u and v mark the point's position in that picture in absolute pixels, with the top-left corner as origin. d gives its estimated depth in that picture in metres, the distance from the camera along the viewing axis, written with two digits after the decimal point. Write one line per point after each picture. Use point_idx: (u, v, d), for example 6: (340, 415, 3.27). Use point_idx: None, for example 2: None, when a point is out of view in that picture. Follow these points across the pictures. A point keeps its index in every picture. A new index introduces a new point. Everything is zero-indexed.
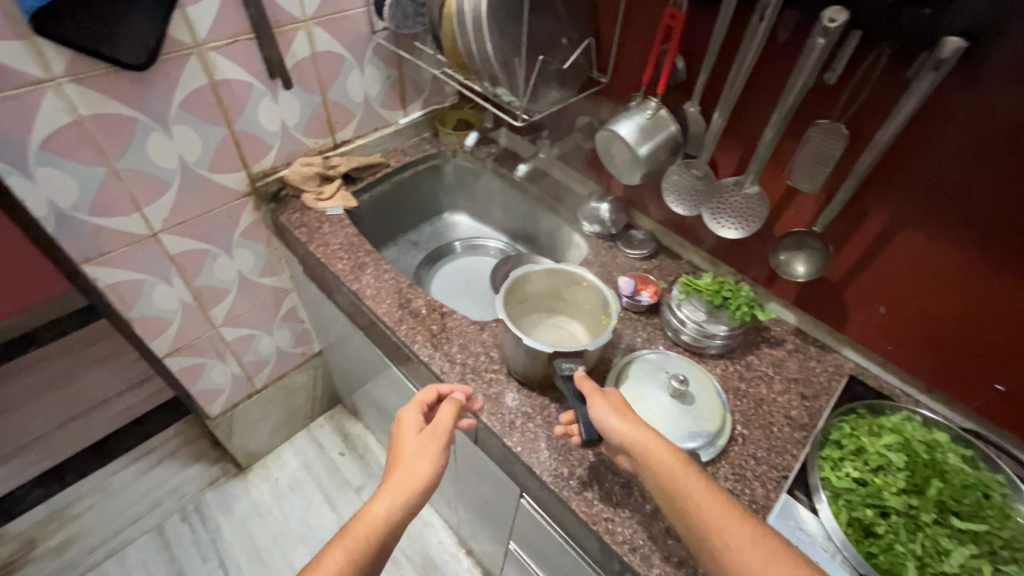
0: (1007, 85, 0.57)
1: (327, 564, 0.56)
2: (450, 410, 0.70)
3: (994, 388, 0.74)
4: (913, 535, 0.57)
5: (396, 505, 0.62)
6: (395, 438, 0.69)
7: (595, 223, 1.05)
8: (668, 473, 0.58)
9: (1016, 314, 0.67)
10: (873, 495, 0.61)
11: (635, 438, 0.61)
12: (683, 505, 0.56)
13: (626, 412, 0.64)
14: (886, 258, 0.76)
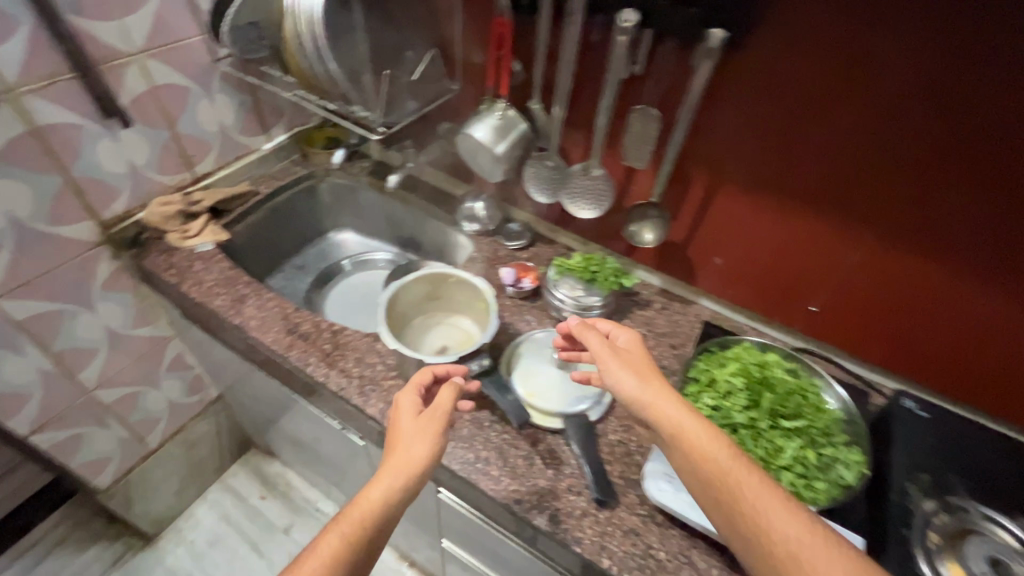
0: (766, 60, 0.71)
1: (321, 549, 0.55)
2: (450, 391, 0.69)
3: (810, 308, 0.90)
4: (757, 442, 0.69)
5: (393, 488, 0.60)
6: (394, 421, 0.68)
7: (474, 221, 1.12)
8: (701, 444, 0.56)
9: (814, 244, 0.83)
10: (724, 417, 0.71)
11: (663, 404, 0.60)
12: (721, 482, 0.54)
13: (649, 376, 0.64)
14: (713, 215, 0.89)
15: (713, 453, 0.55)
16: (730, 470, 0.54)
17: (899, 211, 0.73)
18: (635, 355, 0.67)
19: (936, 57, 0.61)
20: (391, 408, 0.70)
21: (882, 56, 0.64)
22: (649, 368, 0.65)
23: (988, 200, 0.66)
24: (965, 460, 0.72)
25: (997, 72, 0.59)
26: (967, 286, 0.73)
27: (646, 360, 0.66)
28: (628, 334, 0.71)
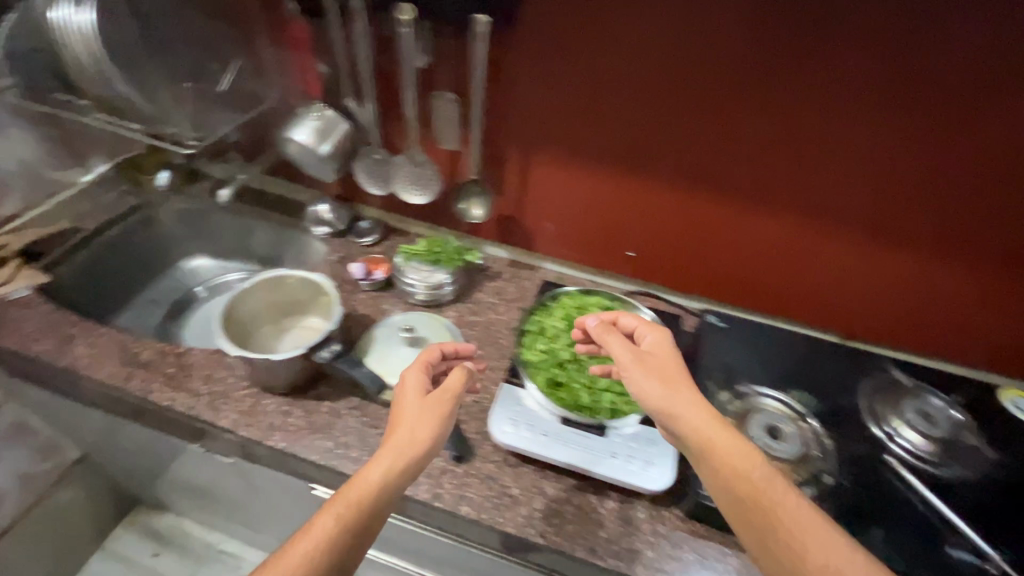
0: (540, 37, 0.81)
1: (316, 527, 0.56)
2: (459, 375, 0.72)
3: (630, 254, 1.02)
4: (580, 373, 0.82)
5: (391, 469, 0.62)
6: (399, 400, 0.70)
7: (323, 225, 1.13)
8: (733, 461, 0.59)
9: (625, 196, 0.94)
10: (553, 358, 0.84)
11: (693, 417, 0.63)
12: (752, 495, 0.58)
13: (681, 384, 0.66)
14: (535, 183, 0.98)
15: (743, 468, 0.59)
16: (765, 489, 0.58)
17: (690, 157, 0.86)
18: (662, 361, 0.69)
19: (678, 24, 0.75)
20: (396, 387, 0.72)
21: (637, 25, 0.77)
22: (679, 375, 0.67)
23: (751, 138, 0.82)
24: (754, 356, 0.88)
25: (739, 33, 0.74)
26: (753, 213, 0.89)
27: (673, 365, 0.68)
28: (658, 336, 0.73)
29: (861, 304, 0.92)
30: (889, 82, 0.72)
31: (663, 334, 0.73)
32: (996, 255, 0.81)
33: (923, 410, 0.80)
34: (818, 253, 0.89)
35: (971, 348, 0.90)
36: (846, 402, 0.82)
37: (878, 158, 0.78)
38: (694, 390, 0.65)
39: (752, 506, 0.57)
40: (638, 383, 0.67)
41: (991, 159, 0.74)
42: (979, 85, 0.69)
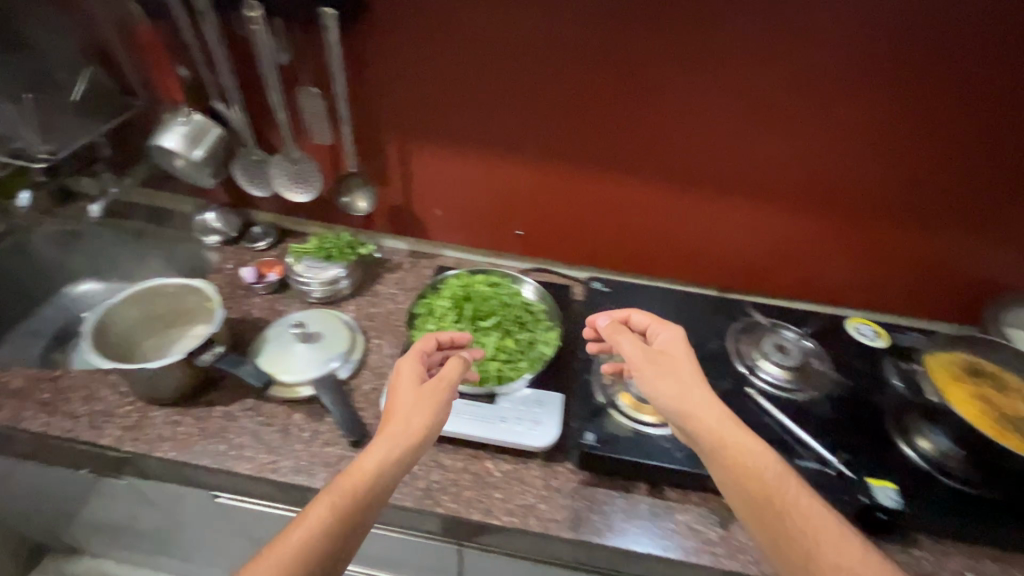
0: (397, 29, 0.84)
1: (313, 514, 0.56)
2: (455, 365, 0.73)
3: (519, 233, 1.06)
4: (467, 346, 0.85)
5: (386, 458, 0.62)
6: (394, 389, 0.70)
7: (213, 233, 1.10)
8: (745, 459, 0.62)
9: (507, 178, 0.99)
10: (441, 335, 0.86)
11: (707, 416, 0.65)
12: (760, 489, 0.60)
13: (695, 383, 0.68)
14: (420, 172, 1.00)
15: (755, 468, 0.61)
16: (776, 486, 0.60)
17: (570, 137, 0.91)
18: (674, 359, 0.71)
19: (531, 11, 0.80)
20: (391, 375, 0.72)
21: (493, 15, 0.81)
22: (691, 373, 0.70)
23: (625, 115, 0.87)
24: None
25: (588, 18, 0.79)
26: (634, 185, 0.95)
27: (686, 364, 0.71)
28: (670, 336, 0.74)
29: (729, 258, 1.01)
30: (734, 55, 0.80)
31: (677, 334, 0.75)
32: (843, 205, 0.91)
33: (779, 344, 0.89)
34: (695, 216, 0.97)
35: (832, 289, 1.02)
36: (714, 346, 0.90)
37: (735, 125, 0.86)
38: (706, 388, 0.68)
39: (757, 498, 0.59)
40: (650, 381, 0.69)
41: (826, 119, 0.83)
42: (807, 53, 0.78)
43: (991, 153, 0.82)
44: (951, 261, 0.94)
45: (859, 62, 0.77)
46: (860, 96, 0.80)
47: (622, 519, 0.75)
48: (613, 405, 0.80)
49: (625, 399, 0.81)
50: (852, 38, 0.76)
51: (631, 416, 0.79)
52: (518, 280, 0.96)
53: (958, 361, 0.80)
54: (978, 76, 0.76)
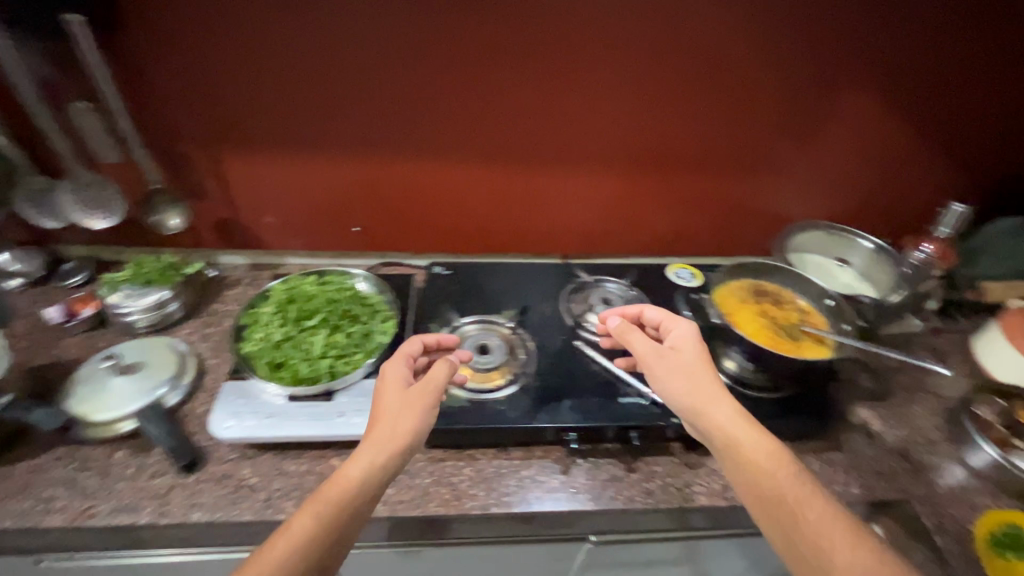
0: (166, 34, 0.80)
1: (296, 526, 0.58)
2: (444, 369, 0.72)
3: (359, 230, 1.06)
4: (296, 349, 0.83)
5: (372, 464, 0.62)
6: (380, 394, 0.70)
7: (12, 276, 0.99)
8: (755, 457, 0.63)
9: (333, 177, 0.98)
10: (269, 342, 0.84)
11: (721, 415, 0.67)
12: (769, 484, 0.62)
13: (704, 378, 0.70)
14: (238, 181, 0.97)
15: (769, 468, 0.62)
16: (786, 485, 0.62)
17: (385, 128, 0.92)
18: (685, 356, 0.73)
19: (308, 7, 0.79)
20: (377, 380, 0.73)
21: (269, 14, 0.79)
22: (700, 370, 0.71)
23: (431, 102, 0.89)
24: (469, 293, 0.97)
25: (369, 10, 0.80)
26: (461, 169, 0.98)
27: (698, 360, 0.72)
28: (681, 332, 0.75)
29: (563, 226, 1.08)
30: (519, 35, 0.83)
31: (687, 330, 0.75)
32: (650, 164, 1.00)
33: (604, 297, 0.96)
34: (523, 191, 1.02)
35: (658, 242, 1.12)
36: (547, 308, 0.95)
37: (538, 100, 0.90)
38: (718, 384, 0.70)
39: (756, 484, 0.62)
40: (662, 380, 0.71)
41: (616, 87, 0.90)
42: (583, 27, 0.83)
43: (757, 104, 0.93)
44: (746, 203, 1.07)
45: (630, 32, 0.84)
46: (639, 63, 0.87)
47: (469, 486, 0.77)
48: None
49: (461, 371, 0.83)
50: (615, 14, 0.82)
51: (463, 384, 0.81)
52: (351, 275, 0.97)
53: (745, 286, 0.91)
54: (731, 38, 0.85)
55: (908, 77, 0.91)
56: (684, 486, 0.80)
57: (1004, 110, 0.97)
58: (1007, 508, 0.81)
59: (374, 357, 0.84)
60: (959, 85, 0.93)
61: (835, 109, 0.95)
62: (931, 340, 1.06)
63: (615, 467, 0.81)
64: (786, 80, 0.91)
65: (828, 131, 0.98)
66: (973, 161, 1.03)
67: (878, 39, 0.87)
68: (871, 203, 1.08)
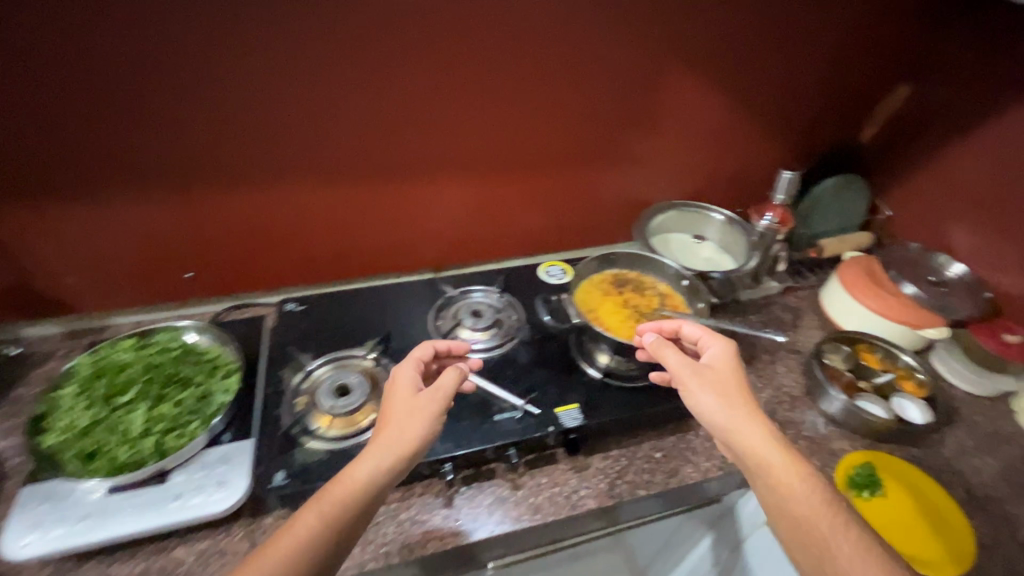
0: None
1: (298, 525, 0.56)
2: (453, 376, 0.68)
3: (191, 276, 0.94)
4: (111, 433, 0.71)
5: (378, 469, 0.60)
6: (390, 399, 0.68)
7: None
8: (788, 483, 0.60)
9: (147, 220, 0.85)
10: (75, 434, 0.71)
11: (754, 436, 0.64)
12: (801, 509, 0.59)
13: (738, 398, 0.67)
14: (22, 241, 0.81)
15: (802, 495, 0.59)
16: (818, 516, 0.58)
17: (197, 156, 0.81)
18: (721, 376, 0.69)
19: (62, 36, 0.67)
20: (387, 382, 0.70)
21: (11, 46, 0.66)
22: (735, 391, 0.68)
23: (246, 127, 0.80)
24: (326, 329, 0.89)
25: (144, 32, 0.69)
26: (300, 192, 0.90)
27: (732, 380, 0.69)
28: (719, 352, 0.72)
29: (422, 238, 1.04)
30: (329, 40, 0.76)
31: (725, 351, 0.72)
32: (499, 163, 0.98)
33: (473, 309, 0.92)
34: (376, 207, 0.96)
35: (523, 241, 1.12)
36: (414, 332, 0.90)
37: (368, 111, 0.85)
38: (753, 408, 0.66)
39: (785, 505, 0.60)
40: (691, 394, 0.68)
41: (449, 88, 0.86)
42: (398, 28, 0.78)
43: (592, 96, 0.95)
44: (601, 191, 1.09)
45: (448, 30, 0.81)
46: (466, 63, 0.84)
47: None
48: (306, 432, 0.74)
49: (319, 421, 0.75)
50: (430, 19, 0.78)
51: (322, 435, 0.74)
52: (180, 330, 0.85)
53: (608, 278, 0.91)
54: (551, 35, 0.86)
55: (725, 55, 0.96)
56: (571, 493, 0.78)
57: (814, 80, 1.05)
58: (861, 447, 0.88)
59: (218, 417, 0.74)
60: (771, 59, 0.99)
61: (667, 94, 0.98)
62: (786, 299, 1.14)
63: (501, 487, 0.78)
64: (614, 67, 0.92)
65: (665, 113, 1.01)
66: (797, 129, 1.11)
67: (691, 21, 0.90)
68: (717, 178, 1.14)
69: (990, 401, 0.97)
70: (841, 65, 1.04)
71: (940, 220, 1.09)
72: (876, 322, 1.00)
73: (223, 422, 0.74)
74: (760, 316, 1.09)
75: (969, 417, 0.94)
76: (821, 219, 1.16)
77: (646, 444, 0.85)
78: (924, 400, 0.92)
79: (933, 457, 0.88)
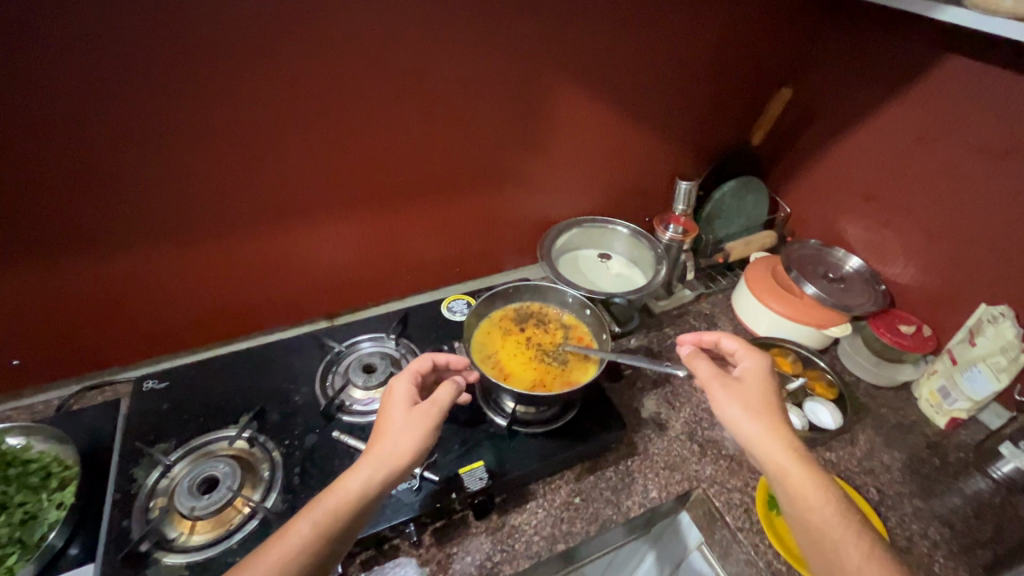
0: None
1: (289, 538, 0.52)
2: (449, 390, 0.65)
3: (16, 363, 0.79)
4: None
5: (373, 479, 0.57)
6: (386, 410, 0.64)
7: None
8: (813, 498, 0.57)
9: None
10: None
11: (782, 450, 0.61)
12: (822, 528, 0.56)
13: (767, 415, 0.64)
14: None
15: (825, 512, 0.56)
16: (842, 536, 0.55)
17: (2, 224, 0.68)
18: (750, 389, 0.66)
19: None
20: (382, 395, 0.66)
21: None
22: (765, 402, 0.65)
23: (65, 183, 0.68)
24: (193, 408, 0.77)
25: None
26: (153, 250, 0.79)
27: (764, 395, 0.65)
28: (749, 366, 0.69)
29: (307, 283, 0.95)
30: (150, 80, 0.65)
31: (757, 366, 0.69)
32: (384, 195, 0.90)
33: (364, 363, 0.83)
34: (248, 256, 0.87)
35: (423, 272, 1.05)
36: (300, 397, 0.79)
37: (218, 156, 0.74)
38: (784, 423, 0.63)
39: (811, 528, 0.57)
40: (715, 399, 0.66)
41: (311, 124, 0.77)
42: (230, 60, 0.68)
43: (477, 119, 0.88)
44: (500, 213, 1.04)
45: (295, 60, 0.71)
46: (327, 97, 0.76)
47: None
48: (161, 544, 0.63)
49: (180, 527, 0.64)
50: (276, 53, 0.69)
51: (185, 543, 0.63)
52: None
53: (510, 314, 0.85)
54: (423, 60, 0.78)
55: (609, 67, 0.92)
56: (484, 560, 0.71)
57: (703, 85, 1.03)
58: None
59: (53, 530, 0.63)
60: (657, 69, 0.96)
61: (556, 110, 0.94)
62: (700, 305, 1.13)
63: (406, 566, 0.70)
64: (494, 86, 0.86)
65: (555, 130, 0.96)
66: (692, 136, 1.10)
67: (569, 33, 0.85)
68: (618, 190, 1.11)
69: (895, 391, 1.00)
70: (728, 69, 1.03)
71: (834, 215, 1.12)
72: (785, 324, 1.00)
73: (64, 535, 0.64)
74: (676, 326, 1.07)
75: (876, 411, 0.96)
76: (726, 222, 1.15)
77: (564, 490, 0.80)
78: (833, 401, 0.93)
79: (846, 459, 0.88)
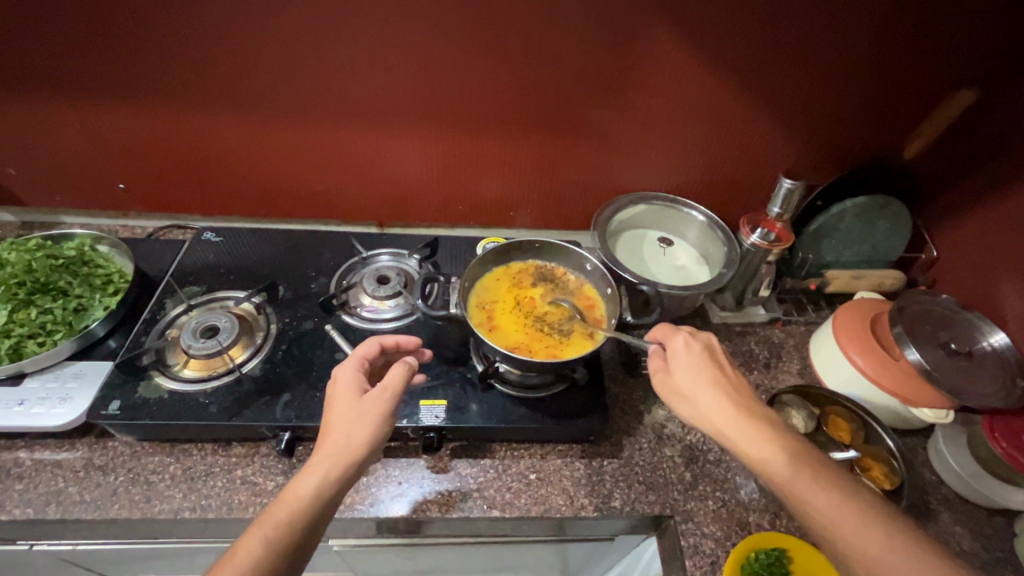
0: None
1: (237, 560, 0.47)
2: (399, 372, 0.59)
3: (123, 187, 0.94)
4: None
5: (327, 478, 0.52)
6: (332, 402, 0.59)
7: None
8: (798, 489, 0.52)
9: (85, 130, 0.85)
10: None
11: (746, 438, 0.55)
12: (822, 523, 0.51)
13: (719, 397, 0.58)
14: None
15: (818, 506, 0.51)
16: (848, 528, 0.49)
17: (120, 70, 0.77)
18: (691, 367, 0.61)
19: None
20: (327, 389, 0.61)
21: None
22: (709, 380, 0.60)
23: (170, 44, 0.75)
24: (230, 266, 0.86)
25: None
26: (233, 122, 0.85)
27: (705, 369, 0.61)
28: (678, 345, 0.64)
29: (363, 191, 0.98)
30: None
31: (686, 341, 0.64)
32: (450, 122, 0.87)
33: (380, 274, 0.85)
34: (314, 151, 0.91)
35: (475, 209, 1.02)
36: (315, 286, 0.85)
37: (297, 47, 0.76)
38: (735, 401, 0.58)
39: (822, 533, 0.51)
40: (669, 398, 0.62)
41: (386, 33, 0.75)
42: None
43: (562, 61, 0.80)
44: (569, 169, 0.95)
45: None
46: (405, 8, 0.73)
47: (167, 487, 0.66)
48: (159, 366, 0.72)
49: (178, 358, 0.73)
50: None
51: (174, 373, 0.72)
52: (73, 238, 0.82)
53: (531, 271, 0.81)
54: None
55: (735, 27, 0.76)
56: (419, 493, 0.71)
57: (858, 74, 0.82)
58: (782, 531, 0.72)
59: (96, 322, 0.74)
60: (800, 41, 0.77)
61: (658, 69, 0.81)
62: (770, 332, 0.96)
63: None
64: (589, 27, 0.76)
65: (650, 90, 0.84)
66: (826, 133, 0.90)
67: None
68: (710, 175, 0.97)
69: (987, 514, 0.77)
70: (902, 59, 0.80)
71: (994, 277, 0.85)
72: (857, 383, 0.82)
73: (106, 329, 0.76)
74: (728, 343, 0.93)
75: (946, 526, 0.75)
76: (835, 245, 0.94)
77: (523, 462, 0.76)
78: (885, 492, 0.74)
79: None
